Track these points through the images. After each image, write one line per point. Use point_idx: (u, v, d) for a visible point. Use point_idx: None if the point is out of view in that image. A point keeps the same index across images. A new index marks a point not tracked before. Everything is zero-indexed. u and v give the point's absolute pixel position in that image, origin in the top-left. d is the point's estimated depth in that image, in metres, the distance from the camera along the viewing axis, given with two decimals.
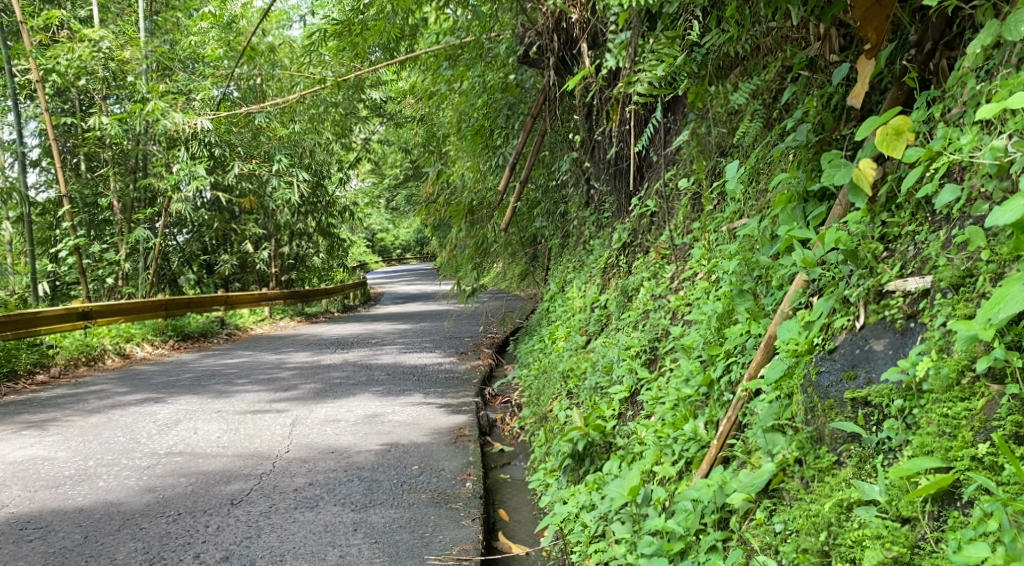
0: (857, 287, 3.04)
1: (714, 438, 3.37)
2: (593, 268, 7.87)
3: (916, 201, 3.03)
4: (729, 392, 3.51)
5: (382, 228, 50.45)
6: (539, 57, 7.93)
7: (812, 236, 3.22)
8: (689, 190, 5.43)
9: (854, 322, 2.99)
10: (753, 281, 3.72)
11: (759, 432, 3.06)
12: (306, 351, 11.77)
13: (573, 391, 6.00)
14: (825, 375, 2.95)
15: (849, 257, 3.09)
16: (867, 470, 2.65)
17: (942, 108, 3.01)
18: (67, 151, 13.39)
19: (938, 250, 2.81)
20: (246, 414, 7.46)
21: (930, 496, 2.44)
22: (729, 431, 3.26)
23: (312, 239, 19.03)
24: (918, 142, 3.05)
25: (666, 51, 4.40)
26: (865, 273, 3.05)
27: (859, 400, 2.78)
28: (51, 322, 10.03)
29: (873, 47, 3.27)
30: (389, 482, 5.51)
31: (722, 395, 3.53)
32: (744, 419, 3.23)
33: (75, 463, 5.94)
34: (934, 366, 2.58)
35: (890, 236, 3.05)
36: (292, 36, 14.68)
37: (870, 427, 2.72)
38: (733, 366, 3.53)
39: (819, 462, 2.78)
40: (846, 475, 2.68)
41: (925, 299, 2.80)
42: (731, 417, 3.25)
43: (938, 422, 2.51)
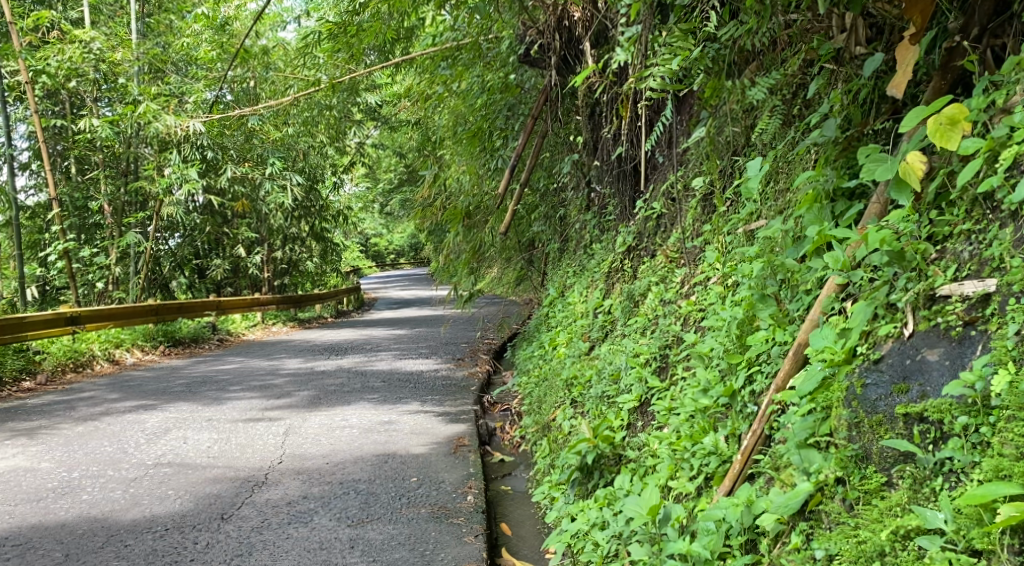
0: (906, 292, 2.85)
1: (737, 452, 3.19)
2: (594, 272, 7.67)
3: (972, 197, 2.85)
4: (753, 404, 3.31)
5: (375, 232, 50.26)
6: (540, 56, 7.71)
7: (853, 236, 3.02)
8: (699, 192, 5.23)
9: (901, 330, 2.81)
10: (776, 285, 3.52)
11: (793, 449, 2.86)
12: (299, 358, 11.53)
13: (577, 399, 5.80)
14: (872, 388, 2.75)
15: (895, 258, 2.89)
16: (924, 493, 2.45)
17: (1003, 96, 2.81)
18: (57, 154, 13.13)
19: (1003, 251, 2.62)
20: (239, 422, 7.23)
21: (1010, 526, 2.20)
22: (754, 446, 3.07)
23: (305, 243, 18.80)
24: (975, 133, 2.86)
25: (680, 44, 4.16)
26: (914, 276, 2.85)
27: (912, 415, 2.59)
28: (38, 328, 9.78)
29: (918, 32, 3.01)
30: (386, 495, 5.29)
31: (745, 408, 3.33)
32: (771, 433, 3.06)
33: (58, 475, 5.69)
34: (1010, 380, 2.37)
35: (939, 237, 2.88)
36: (287, 38, 14.47)
37: (926, 445, 2.52)
38: (756, 376, 3.35)
39: (866, 483, 2.59)
40: (899, 499, 2.48)
41: (986, 305, 2.61)
42: (757, 430, 3.07)
43: (1014, 443, 2.29)
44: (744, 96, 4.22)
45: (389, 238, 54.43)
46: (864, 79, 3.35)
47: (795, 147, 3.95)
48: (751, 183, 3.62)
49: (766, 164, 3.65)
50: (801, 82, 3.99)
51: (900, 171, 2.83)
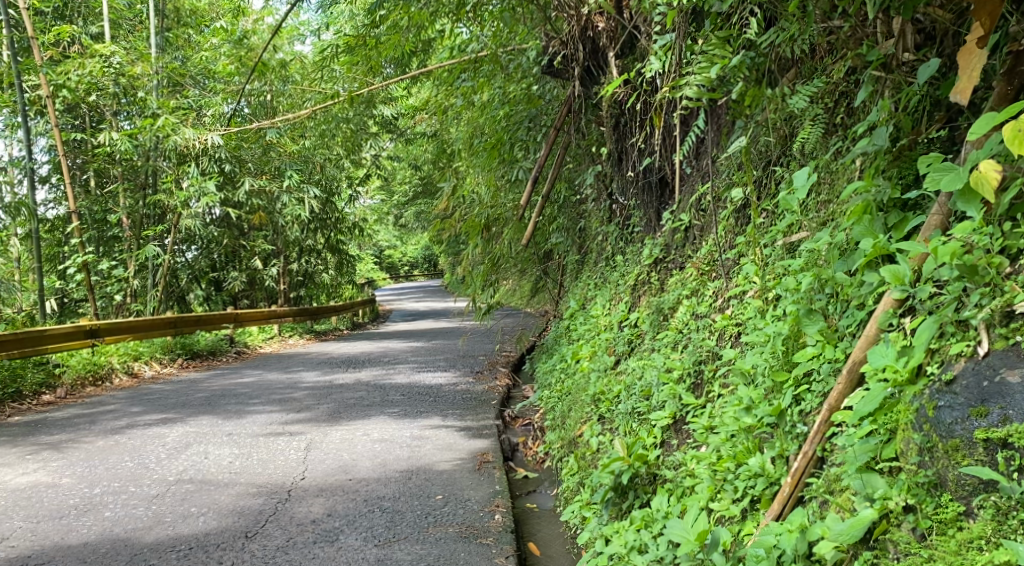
0: (980, 308, 2.72)
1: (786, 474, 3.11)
2: (618, 285, 7.54)
3: None
4: (802, 424, 3.21)
5: (389, 244, 50.26)
6: (563, 68, 7.61)
7: (923, 249, 2.90)
8: (732, 202, 5.11)
9: (975, 348, 2.68)
10: (824, 299, 3.43)
11: (852, 473, 2.79)
12: (317, 371, 11.43)
13: (605, 416, 5.67)
14: (946, 410, 2.63)
15: (967, 273, 2.79)
16: (1010, 526, 2.38)
17: None
18: (77, 167, 13.16)
19: None
20: (260, 437, 7.14)
21: None
22: (805, 468, 3.00)
23: (322, 255, 18.76)
24: None
25: (717, 53, 4.07)
26: (988, 292, 2.73)
27: (994, 441, 2.48)
28: (58, 340, 9.74)
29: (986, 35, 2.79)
30: (412, 513, 5.18)
31: (794, 427, 3.23)
32: (823, 454, 2.98)
33: (80, 491, 5.62)
34: None
35: (1013, 250, 2.75)
36: (304, 51, 14.46)
37: (1010, 473, 2.42)
38: (805, 395, 3.26)
39: (941, 512, 2.53)
40: (981, 531, 2.43)
41: None
42: (808, 452, 3.00)
43: None
44: (784, 105, 4.12)
45: (403, 250, 54.43)
46: (918, 86, 3.24)
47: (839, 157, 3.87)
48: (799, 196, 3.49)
49: (816, 174, 3.53)
50: (844, 91, 3.90)
51: (973, 181, 2.70)
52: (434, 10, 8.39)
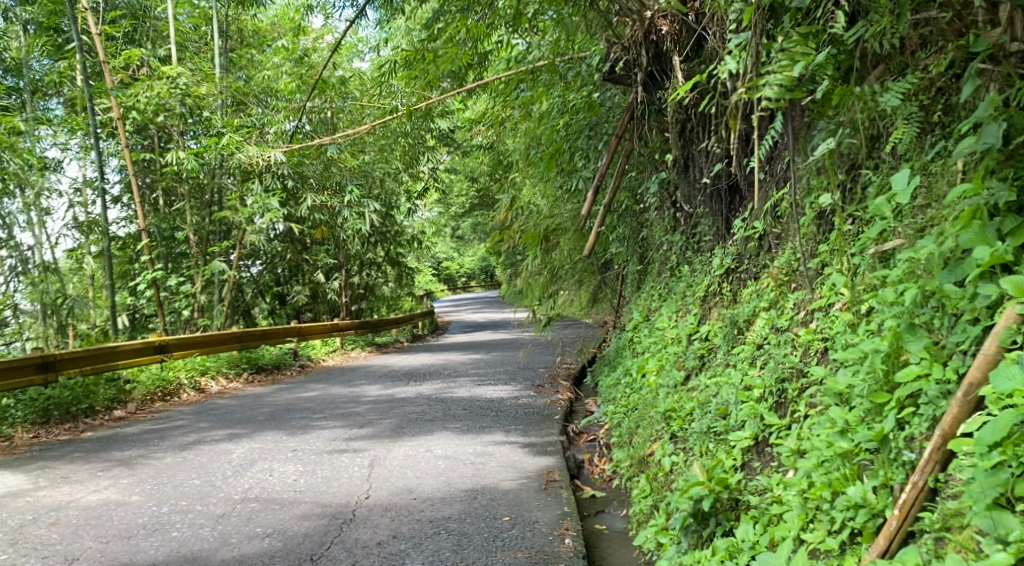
0: None
1: (894, 504, 2.96)
2: (684, 296, 7.28)
3: None
4: (909, 451, 3.01)
5: (446, 257, 50.46)
6: (625, 74, 7.26)
7: None
8: (812, 207, 4.83)
9: None
10: (930, 313, 3.20)
11: None
12: (378, 385, 11.35)
13: (677, 434, 5.41)
14: None
15: None
16: None
17: None
18: (146, 186, 13.38)
19: None
20: (324, 453, 7.05)
21: None
22: (916, 499, 2.84)
23: (381, 268, 18.81)
24: None
25: (799, 50, 3.84)
26: None
27: None
28: (128, 357, 9.85)
29: None
30: (479, 536, 5.00)
31: (900, 455, 3.02)
32: (936, 484, 2.82)
33: (148, 510, 5.57)
34: None
35: None
36: (362, 68, 14.50)
37: None
38: (911, 418, 3.05)
39: None
40: None
41: None
42: (919, 483, 2.84)
43: None
44: (873, 103, 3.86)
45: (459, 261, 54.53)
46: None
47: (938, 156, 3.61)
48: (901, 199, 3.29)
49: (920, 176, 3.30)
50: (942, 87, 3.67)
51: None
52: (492, 22, 8.35)
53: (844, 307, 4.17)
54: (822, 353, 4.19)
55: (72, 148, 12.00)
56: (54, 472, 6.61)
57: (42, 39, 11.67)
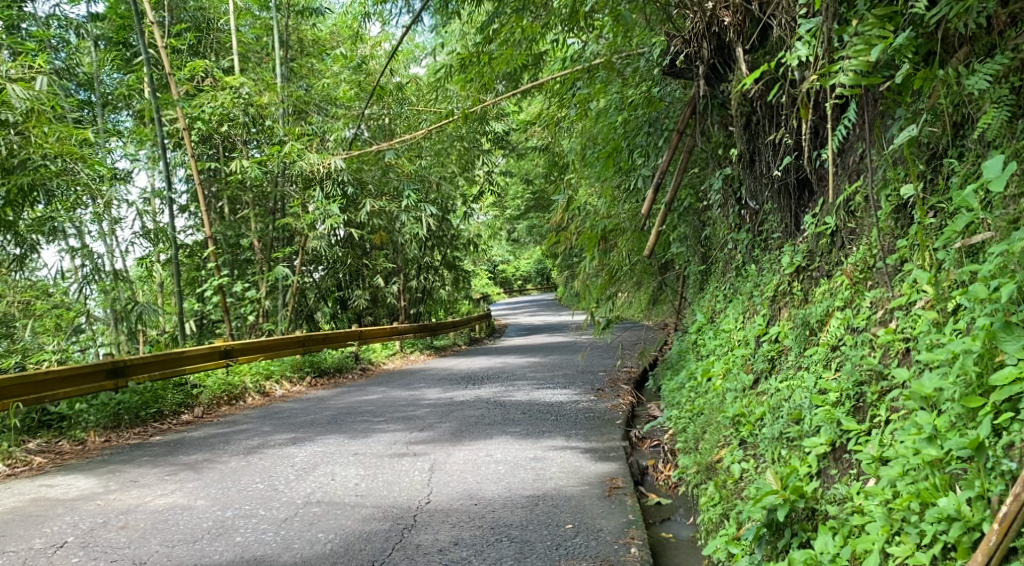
0: None
1: (991, 517, 2.89)
2: (750, 296, 7.05)
3: None
4: (1010, 461, 2.95)
5: (502, 260, 50.51)
6: (686, 67, 7.08)
7: None
8: (890, 200, 4.60)
9: None
10: None
11: None
12: (438, 388, 11.31)
13: (747, 440, 5.21)
14: None
15: None
16: None
17: None
18: (212, 195, 13.61)
19: None
20: (386, 457, 7.01)
21: None
22: (1017, 513, 2.79)
23: (439, 272, 18.83)
24: None
25: (876, 33, 3.65)
26: None
27: None
28: (194, 362, 9.99)
29: None
30: (542, 544, 4.89)
31: (1000, 464, 2.96)
32: None
33: (212, 514, 5.58)
34: None
35: None
36: (419, 73, 14.52)
37: None
38: (1010, 426, 3.00)
39: None
40: None
41: None
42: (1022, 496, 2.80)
43: None
44: (958, 86, 3.74)
45: (515, 264, 54.44)
46: None
47: None
48: (996, 187, 3.10)
49: (1017, 163, 3.09)
50: None
51: None
52: (547, 22, 8.24)
53: (927, 306, 3.96)
54: (904, 354, 3.97)
55: (141, 159, 12.25)
56: (124, 476, 6.68)
57: (111, 53, 11.95)
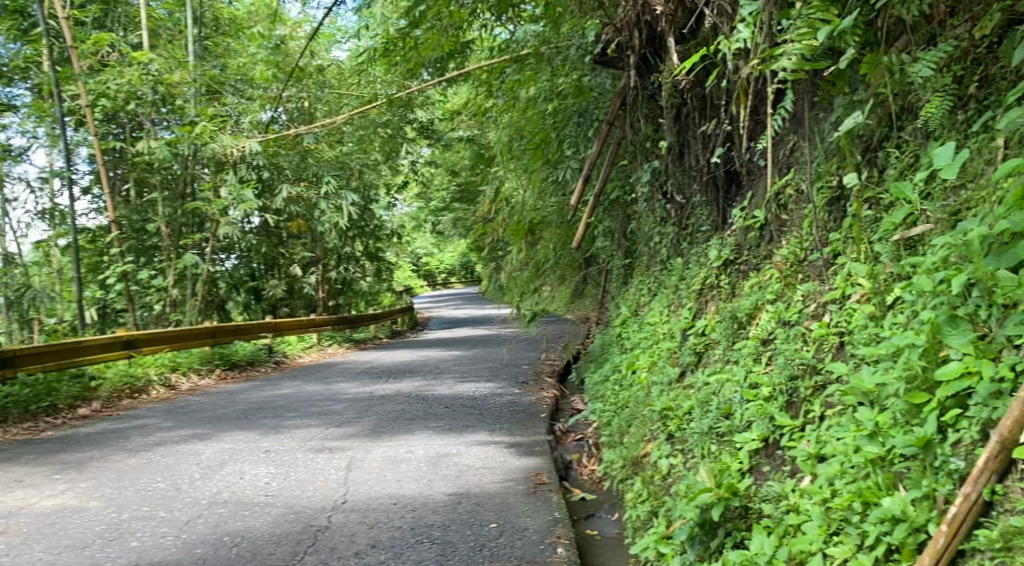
0: None
1: (937, 519, 2.80)
2: (676, 289, 6.96)
3: None
4: (957, 459, 2.88)
5: (426, 252, 50.02)
6: (618, 55, 6.96)
7: None
8: (823, 193, 4.55)
9: None
10: (975, 304, 3.10)
11: None
12: (356, 382, 10.92)
13: (673, 435, 5.08)
14: None
15: None
16: None
17: None
18: (117, 177, 12.88)
19: None
20: (300, 454, 6.68)
21: None
22: (965, 516, 2.70)
23: (359, 263, 18.37)
24: None
25: (820, 16, 3.56)
26: None
27: None
28: (94, 352, 9.48)
29: None
30: (465, 545, 4.67)
31: (946, 463, 2.90)
32: (991, 497, 2.71)
33: (106, 517, 5.16)
34: None
35: None
36: (341, 56, 14.08)
37: None
38: (954, 422, 2.95)
39: None
40: None
41: None
42: (972, 497, 2.71)
43: None
44: (902, 74, 3.72)
45: (438, 256, 53.83)
46: None
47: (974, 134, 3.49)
48: (947, 173, 3.13)
49: (968, 150, 3.14)
50: (975, 58, 3.58)
51: None
52: (475, 7, 7.99)
53: (863, 299, 3.90)
54: (839, 348, 3.92)
55: (40, 136, 11.50)
56: (7, 476, 6.16)
57: (7, 23, 11.15)
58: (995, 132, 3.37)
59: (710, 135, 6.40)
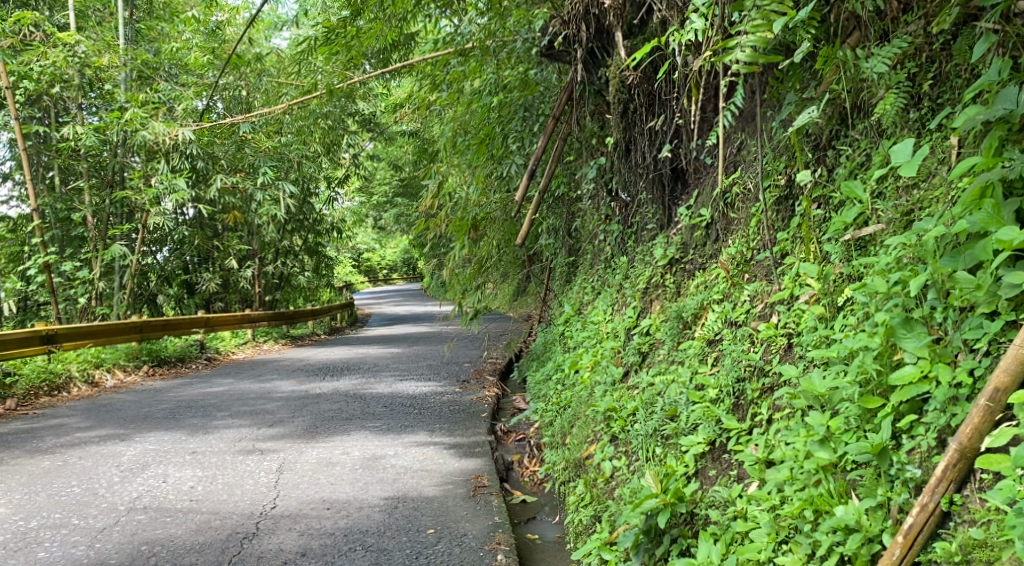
0: None
1: (894, 528, 2.78)
2: (620, 288, 6.86)
3: None
4: (912, 467, 2.84)
5: (366, 247, 49.48)
6: (564, 49, 6.79)
7: None
8: (771, 192, 4.48)
9: None
10: (929, 307, 3.06)
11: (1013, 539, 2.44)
12: (292, 380, 10.60)
13: (616, 436, 4.97)
14: None
15: None
16: None
17: None
18: (41, 163, 12.27)
19: None
20: (229, 455, 6.39)
21: None
22: (922, 526, 2.68)
23: (298, 257, 17.92)
24: None
25: (774, 8, 3.42)
26: None
27: None
28: (9, 347, 8.95)
29: None
30: (400, 553, 4.49)
31: (901, 471, 2.86)
32: (947, 507, 2.68)
33: (13, 526, 4.85)
34: None
35: None
36: (280, 44, 13.67)
37: None
38: (908, 429, 2.91)
39: None
40: None
41: None
42: (928, 506, 2.69)
43: None
44: (857, 69, 3.68)
45: (379, 252, 53.25)
46: None
47: (927, 132, 3.49)
48: (906, 171, 3.06)
49: (927, 147, 3.07)
50: (930, 56, 3.57)
51: None
52: None
53: (812, 300, 3.83)
54: (786, 350, 3.84)
55: None
56: None
57: None
58: (949, 132, 3.36)
59: (657, 131, 6.31)
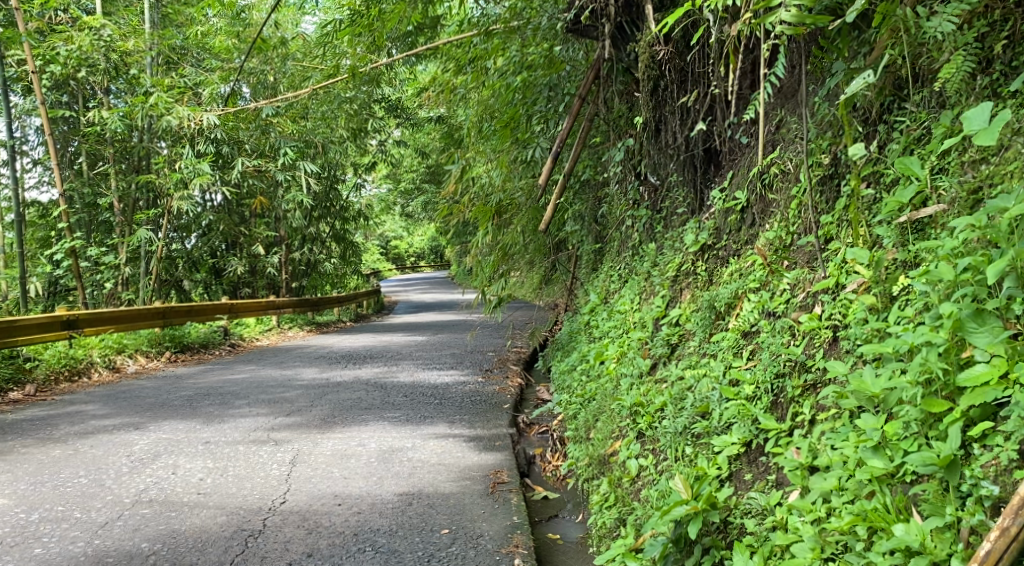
0: None
1: (965, 552, 2.46)
2: (648, 276, 6.52)
3: None
4: (987, 482, 2.53)
5: (393, 234, 49.42)
6: (591, 24, 6.38)
7: None
8: (815, 170, 4.13)
9: None
10: (1002, 297, 2.73)
11: None
12: (313, 367, 10.38)
13: (643, 433, 4.66)
14: None
15: None
16: None
17: None
18: (70, 149, 12.17)
19: None
20: (241, 446, 6.17)
21: None
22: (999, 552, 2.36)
23: (324, 243, 17.63)
24: None
25: None
26: None
27: None
28: (30, 332, 8.81)
29: None
30: (413, 555, 4.22)
31: (973, 486, 2.55)
32: None
33: (14, 518, 4.66)
34: None
35: None
36: (306, 28, 13.37)
37: None
38: (979, 439, 2.59)
39: None
40: None
41: None
42: (1007, 528, 2.36)
43: None
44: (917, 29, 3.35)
45: (408, 239, 53.21)
46: None
47: (998, 100, 3.18)
48: (982, 140, 2.72)
49: (1007, 113, 2.72)
50: (1003, 13, 3.25)
51: None
52: None
53: (861, 289, 3.50)
54: (831, 343, 3.51)
55: None
56: None
57: None
58: None
59: (689, 109, 5.95)
